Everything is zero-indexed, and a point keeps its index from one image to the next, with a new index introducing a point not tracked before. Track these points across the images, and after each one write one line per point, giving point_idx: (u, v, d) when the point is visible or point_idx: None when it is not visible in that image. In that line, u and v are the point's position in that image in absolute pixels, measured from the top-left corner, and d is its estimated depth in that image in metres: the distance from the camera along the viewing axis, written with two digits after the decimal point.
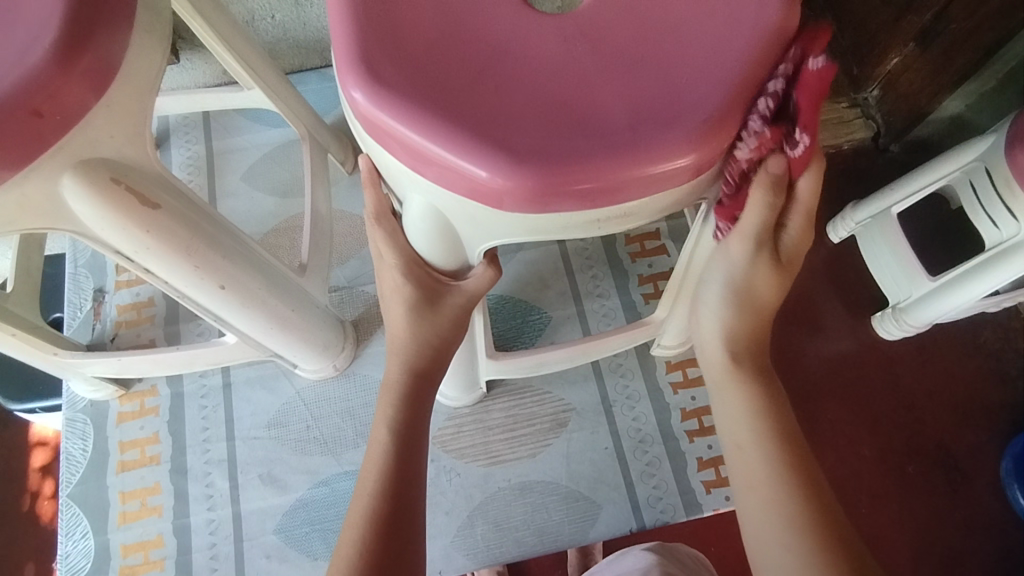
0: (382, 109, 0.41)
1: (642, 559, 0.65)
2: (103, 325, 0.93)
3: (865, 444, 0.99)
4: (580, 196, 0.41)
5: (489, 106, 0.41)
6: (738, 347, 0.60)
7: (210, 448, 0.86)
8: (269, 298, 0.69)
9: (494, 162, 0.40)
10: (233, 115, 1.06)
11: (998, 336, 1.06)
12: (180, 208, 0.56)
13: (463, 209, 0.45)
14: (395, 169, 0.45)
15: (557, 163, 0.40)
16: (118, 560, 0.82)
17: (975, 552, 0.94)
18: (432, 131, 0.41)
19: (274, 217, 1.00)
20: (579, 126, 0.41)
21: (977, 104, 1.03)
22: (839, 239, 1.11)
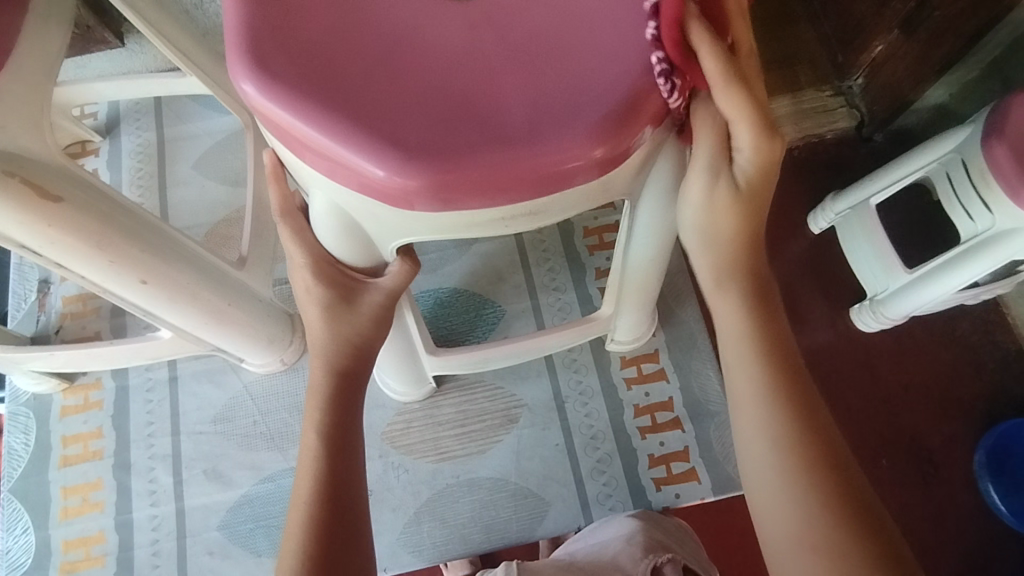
0: (274, 104, 0.39)
1: (627, 525, 0.70)
2: (48, 317, 0.91)
3: (841, 435, 0.99)
4: (480, 194, 0.39)
5: (383, 98, 0.39)
6: (721, 269, 0.52)
7: (154, 443, 0.85)
8: (200, 291, 0.67)
9: (388, 159, 0.38)
10: (186, 101, 1.03)
11: (975, 329, 1.04)
12: (88, 199, 0.53)
13: (364, 207, 0.43)
14: (296, 164, 0.43)
15: (455, 161, 0.38)
16: (59, 556, 0.80)
17: (945, 545, 0.93)
18: (324, 127, 0.39)
19: (224, 206, 0.97)
20: (475, 122, 0.39)
21: (960, 94, 1.00)
22: (819, 229, 1.08)
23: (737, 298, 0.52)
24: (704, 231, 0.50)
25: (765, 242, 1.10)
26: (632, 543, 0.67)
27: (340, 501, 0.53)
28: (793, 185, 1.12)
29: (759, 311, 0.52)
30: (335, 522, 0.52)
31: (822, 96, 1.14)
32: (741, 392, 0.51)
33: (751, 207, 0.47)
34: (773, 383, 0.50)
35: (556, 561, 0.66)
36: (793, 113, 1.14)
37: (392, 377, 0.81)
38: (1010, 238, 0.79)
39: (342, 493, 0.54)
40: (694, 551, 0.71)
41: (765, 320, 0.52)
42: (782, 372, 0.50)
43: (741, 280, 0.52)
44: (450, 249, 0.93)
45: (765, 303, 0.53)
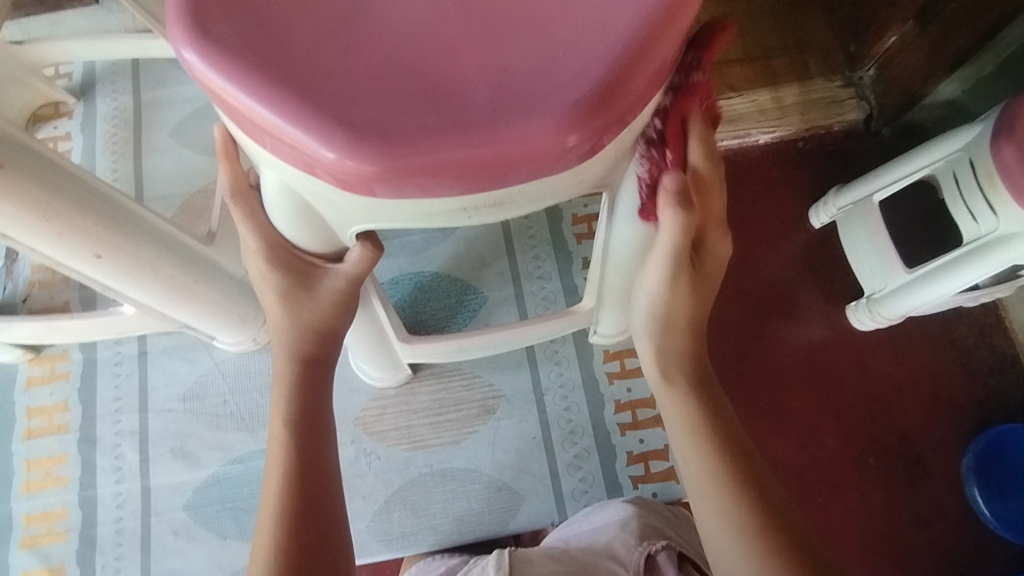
0: (216, 73, 0.36)
1: (622, 511, 0.68)
2: (16, 285, 0.88)
3: (829, 434, 0.96)
4: (439, 181, 0.36)
5: (333, 71, 0.35)
6: (666, 361, 0.57)
7: (121, 419, 0.83)
8: (163, 267, 0.64)
9: (339, 140, 0.35)
10: (164, 64, 0.99)
11: (973, 332, 1.01)
12: (32, 166, 0.50)
13: (318, 189, 0.40)
14: (246, 140, 0.40)
15: (409, 144, 0.35)
16: (20, 530, 0.79)
17: (928, 547, 0.91)
18: (270, 102, 0.35)
19: (201, 177, 0.93)
20: (432, 102, 0.35)
21: (973, 90, 0.95)
22: (821, 224, 1.05)
23: (679, 390, 0.56)
24: (654, 331, 0.57)
25: (761, 237, 1.06)
26: (626, 531, 0.65)
27: (297, 496, 0.51)
28: (794, 178, 1.09)
29: (699, 392, 0.56)
30: (291, 516, 0.50)
31: (831, 86, 1.10)
32: (695, 475, 0.53)
33: (690, 324, 0.56)
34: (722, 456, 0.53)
35: (550, 549, 0.64)
36: (801, 102, 1.10)
37: (366, 362, 0.79)
38: (1016, 241, 0.76)
39: (300, 487, 0.51)
40: (686, 535, 0.71)
41: (705, 396, 0.56)
42: (725, 448, 0.54)
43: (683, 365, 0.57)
44: (433, 232, 0.90)
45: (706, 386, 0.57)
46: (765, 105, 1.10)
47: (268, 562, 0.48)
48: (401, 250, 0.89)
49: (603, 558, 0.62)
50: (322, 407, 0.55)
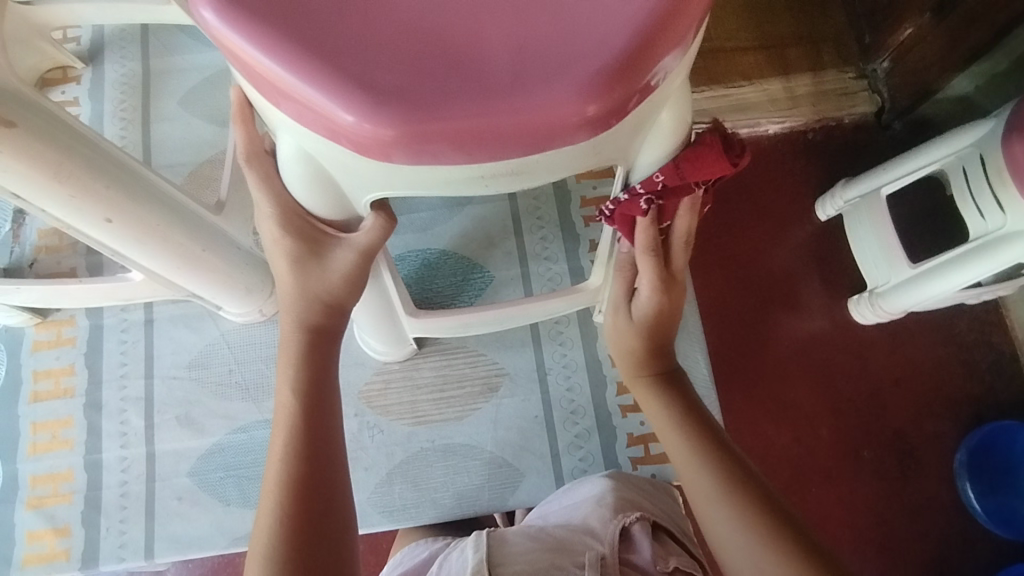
0: (236, 34, 0.36)
1: (598, 486, 0.68)
2: (22, 249, 0.88)
3: (824, 426, 0.97)
4: (457, 149, 0.36)
5: (354, 34, 0.35)
6: (631, 367, 0.64)
7: (127, 385, 0.83)
8: (172, 234, 0.64)
9: (357, 103, 0.35)
10: (174, 32, 0.98)
11: (974, 329, 1.01)
12: (43, 124, 0.50)
13: (335, 155, 0.40)
14: (262, 104, 0.40)
15: (428, 110, 0.35)
16: (27, 490, 0.80)
17: (916, 540, 0.93)
18: (288, 64, 0.35)
19: (210, 147, 0.93)
20: (452, 68, 0.35)
21: (987, 87, 0.94)
22: (827, 216, 1.05)
23: (644, 385, 0.63)
24: (616, 349, 0.65)
25: (768, 226, 1.06)
26: (602, 505, 0.65)
27: (305, 463, 0.51)
28: (804, 168, 1.08)
29: (663, 388, 0.62)
30: (298, 482, 0.51)
31: (844, 78, 1.09)
32: (676, 455, 0.58)
33: (648, 332, 0.62)
34: (695, 440, 0.58)
35: (525, 528, 0.64)
36: (812, 93, 1.09)
37: (372, 336, 0.79)
38: (1022, 239, 0.76)
39: (308, 454, 0.52)
40: (664, 506, 0.71)
41: (672, 391, 0.62)
42: (697, 432, 0.59)
43: (645, 368, 0.63)
44: (441, 210, 0.90)
45: (672, 381, 0.63)
46: (776, 95, 1.09)
47: (275, 525, 0.49)
48: (408, 227, 0.89)
49: (578, 532, 0.62)
50: (331, 377, 0.56)
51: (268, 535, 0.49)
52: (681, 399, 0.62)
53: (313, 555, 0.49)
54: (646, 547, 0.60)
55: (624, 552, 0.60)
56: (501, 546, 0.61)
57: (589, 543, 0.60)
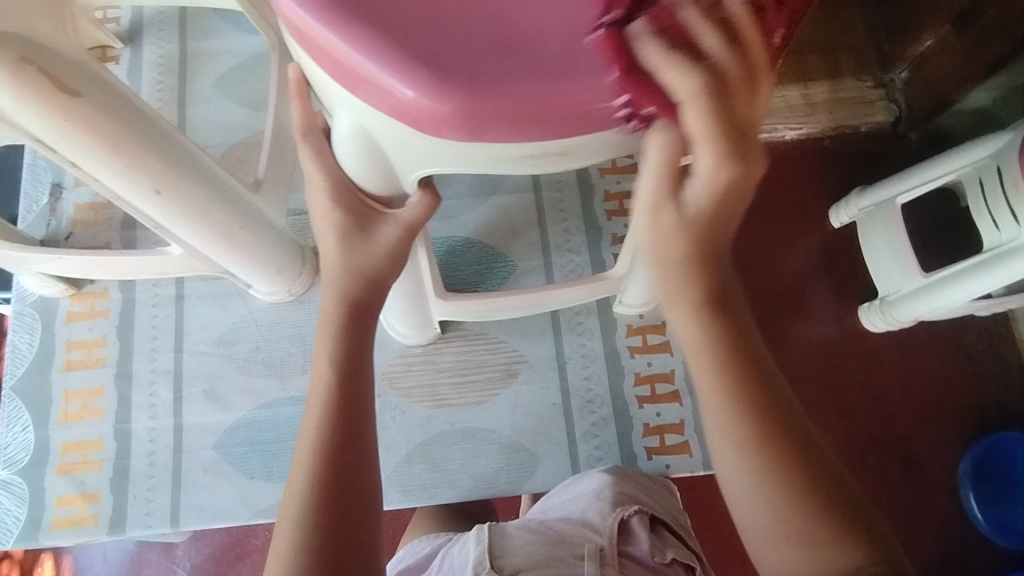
0: (306, 10, 0.37)
1: (597, 481, 0.71)
2: (59, 222, 0.90)
3: (830, 429, 0.99)
4: (513, 127, 0.39)
5: (417, 14, 0.37)
6: (668, 284, 0.46)
7: (157, 358, 0.86)
8: (212, 210, 0.65)
9: (422, 80, 0.37)
10: (211, 16, 0.99)
11: (983, 340, 1.03)
12: (103, 96, 0.51)
13: (393, 133, 0.42)
14: (323, 80, 0.41)
15: (485, 88, 0.37)
16: (56, 456, 0.82)
17: (917, 546, 0.94)
18: (357, 41, 0.37)
19: (243, 129, 0.95)
20: (510, 49, 0.37)
21: (1004, 100, 0.94)
22: (839, 225, 1.06)
23: (686, 311, 0.46)
24: (649, 249, 0.46)
25: (782, 229, 1.08)
26: (601, 499, 0.68)
27: (340, 432, 0.53)
28: (819, 174, 1.10)
29: (710, 314, 0.46)
30: (332, 450, 0.52)
31: (862, 86, 1.10)
32: (709, 409, 0.48)
33: (702, 231, 0.43)
34: (747, 400, 0.46)
35: (525, 521, 0.67)
36: (829, 100, 1.11)
37: (398, 319, 0.81)
38: None
39: (343, 423, 0.53)
40: (662, 500, 0.74)
41: (724, 321, 0.47)
42: (746, 389, 0.47)
43: (692, 288, 0.46)
44: (468, 199, 0.92)
45: (722, 302, 0.47)
46: (794, 101, 1.11)
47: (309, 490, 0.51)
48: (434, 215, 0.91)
49: (578, 525, 0.65)
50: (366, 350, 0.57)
51: (303, 499, 0.51)
52: (733, 336, 0.47)
53: (344, 521, 0.51)
54: (643, 539, 0.63)
55: (623, 543, 0.63)
56: (502, 538, 0.63)
57: (590, 536, 0.63)
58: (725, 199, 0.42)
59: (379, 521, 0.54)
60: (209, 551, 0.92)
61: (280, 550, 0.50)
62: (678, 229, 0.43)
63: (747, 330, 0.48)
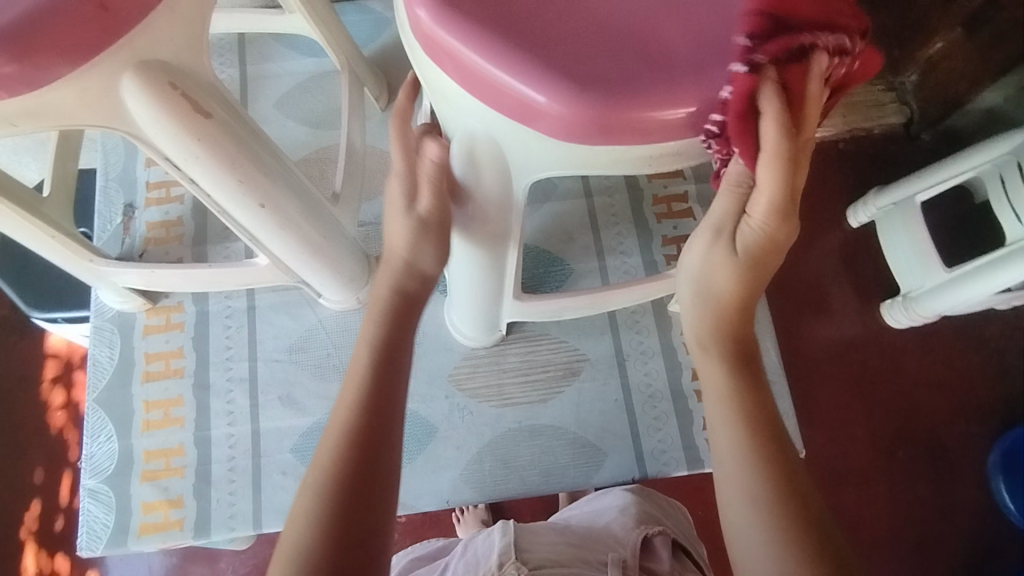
0: (448, 30, 0.42)
1: (622, 498, 0.73)
2: (133, 240, 0.94)
3: (860, 425, 1.02)
4: (637, 128, 0.42)
5: (548, 28, 0.42)
6: (704, 332, 0.53)
7: (232, 367, 0.89)
8: (303, 224, 0.69)
9: (556, 87, 0.41)
10: (268, 40, 1.04)
11: (1004, 333, 1.07)
12: (227, 118, 0.55)
13: (520, 136, 0.46)
14: (451, 93, 0.46)
15: (606, 89, 0.41)
16: (141, 464, 0.85)
17: (952, 537, 0.97)
18: (495, 54, 0.41)
19: (306, 147, 0.99)
20: (627, 57, 0.41)
21: (1016, 98, 0.99)
22: (858, 223, 1.10)
23: (717, 361, 0.52)
24: (701, 286, 0.54)
25: (805, 228, 1.11)
26: (625, 513, 0.69)
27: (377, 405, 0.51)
28: (835, 177, 1.14)
29: (738, 366, 0.51)
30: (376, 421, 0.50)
31: (875, 90, 1.15)
32: (721, 452, 0.49)
33: (751, 275, 0.50)
34: (756, 435, 0.48)
35: (552, 525, 0.67)
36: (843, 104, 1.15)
37: (466, 322, 0.85)
38: None
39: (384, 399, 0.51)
40: (680, 526, 0.74)
41: (745, 371, 0.51)
42: (762, 429, 0.48)
43: (722, 337, 0.52)
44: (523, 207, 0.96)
45: (744, 361, 0.52)
46: None
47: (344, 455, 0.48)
48: None
49: (601, 533, 0.66)
50: (412, 334, 0.56)
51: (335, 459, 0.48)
52: (748, 387, 0.50)
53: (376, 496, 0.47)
54: (665, 558, 0.63)
55: (645, 560, 0.63)
56: (531, 535, 0.62)
57: (612, 545, 0.63)
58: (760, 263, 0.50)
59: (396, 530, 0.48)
60: (254, 563, 0.95)
61: (297, 517, 0.46)
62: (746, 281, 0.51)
63: (762, 387, 0.51)
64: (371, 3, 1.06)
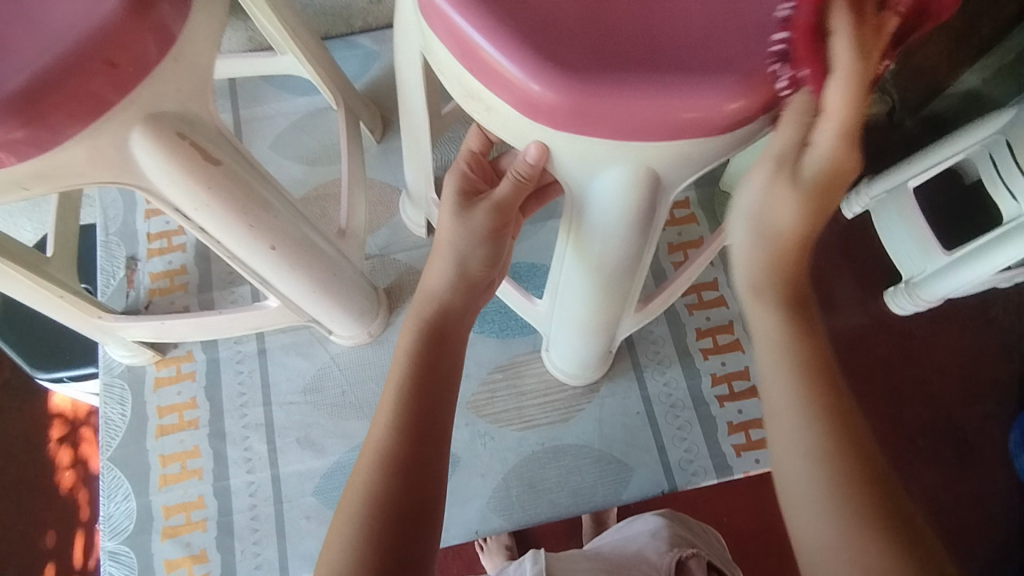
0: (497, 50, 0.43)
1: (653, 521, 0.68)
2: (137, 293, 0.93)
3: (878, 416, 1.01)
4: (691, 128, 0.43)
5: (598, 37, 0.43)
6: (761, 277, 0.48)
7: (247, 413, 0.88)
8: (314, 263, 0.68)
9: (613, 96, 0.42)
10: (260, 83, 1.05)
11: (1011, 313, 1.07)
12: (234, 165, 0.55)
13: (568, 146, 0.47)
14: (499, 111, 0.47)
15: (664, 88, 0.42)
16: (161, 521, 0.83)
17: (984, 521, 0.96)
18: (549, 70, 0.42)
19: (304, 184, 0.99)
20: (679, 54, 0.43)
21: (994, 79, 1.02)
22: (852, 214, 1.10)
23: (774, 308, 0.48)
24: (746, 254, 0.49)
25: None
26: (657, 538, 0.65)
27: (410, 448, 0.51)
28: None
29: (795, 318, 0.48)
30: (401, 461, 0.50)
31: None
32: (776, 410, 0.46)
33: (817, 204, 0.45)
34: (821, 400, 0.45)
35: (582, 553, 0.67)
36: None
37: (565, 362, 0.84)
38: None
39: (413, 439, 0.51)
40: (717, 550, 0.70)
41: (803, 324, 0.48)
42: (825, 390, 0.45)
43: (776, 285, 0.48)
44: (528, 227, 0.97)
45: (804, 313, 0.48)
46: None
47: (369, 499, 0.48)
48: None
49: (634, 560, 0.64)
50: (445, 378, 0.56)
51: (365, 502, 0.48)
52: (810, 344, 0.47)
53: (410, 537, 0.47)
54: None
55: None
56: (562, 562, 0.63)
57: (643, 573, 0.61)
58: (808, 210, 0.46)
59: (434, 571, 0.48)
60: None
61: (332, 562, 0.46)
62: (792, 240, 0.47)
63: (823, 347, 0.48)
64: (359, 39, 1.07)
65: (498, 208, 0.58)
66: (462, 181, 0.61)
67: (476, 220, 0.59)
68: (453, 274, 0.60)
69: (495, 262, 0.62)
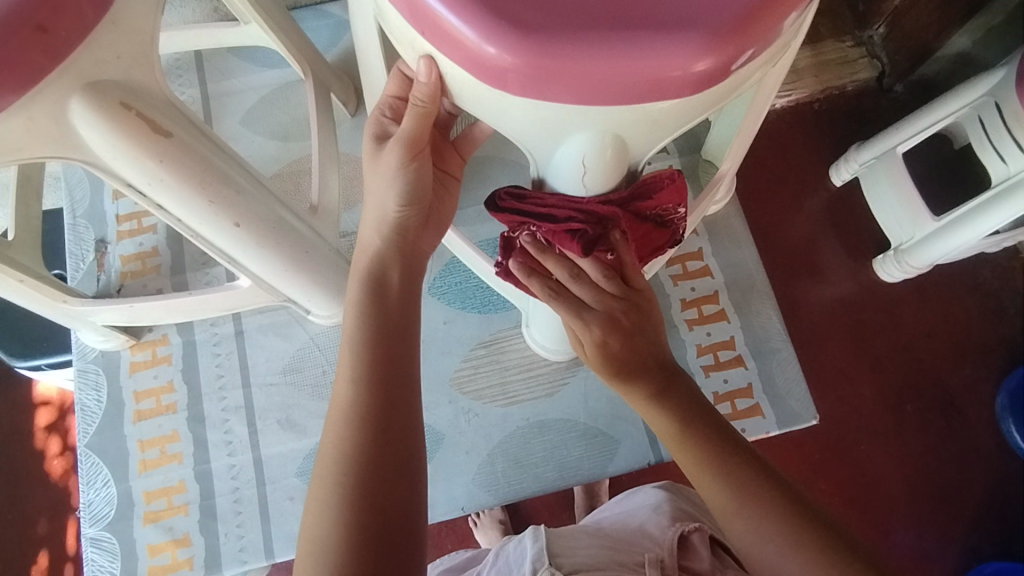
0: (449, 15, 0.40)
1: (654, 496, 0.68)
2: (108, 277, 0.91)
3: (866, 383, 1.00)
4: (643, 91, 0.41)
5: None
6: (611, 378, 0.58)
7: (226, 396, 0.86)
8: (283, 239, 0.66)
9: (555, 55, 0.39)
10: (226, 55, 1.01)
11: (998, 277, 1.06)
12: (188, 135, 0.53)
13: (530, 116, 0.44)
14: (458, 83, 0.45)
15: (621, 45, 0.39)
16: (142, 506, 0.82)
17: (970, 484, 0.96)
18: (498, 33, 0.39)
19: (278, 161, 0.96)
20: (641, 11, 0.40)
21: (983, 41, 1.00)
22: (842, 181, 1.08)
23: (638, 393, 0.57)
24: (604, 375, 0.58)
25: (792, 193, 1.10)
26: (659, 513, 0.64)
27: (376, 401, 0.50)
28: (814, 136, 1.12)
29: (661, 398, 0.56)
30: (377, 428, 0.49)
31: (843, 46, 1.13)
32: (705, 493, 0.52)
33: (620, 365, 0.57)
34: (700, 455, 0.53)
35: (582, 528, 0.64)
36: (813, 65, 1.13)
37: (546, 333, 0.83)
38: None
39: (379, 391, 0.50)
40: (719, 523, 0.69)
41: (667, 394, 0.56)
42: (710, 438, 0.54)
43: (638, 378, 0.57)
44: None
45: (668, 386, 0.57)
46: None
47: (344, 460, 0.47)
48: (480, 218, 0.93)
49: (637, 533, 0.62)
50: (407, 334, 0.55)
51: (340, 463, 0.47)
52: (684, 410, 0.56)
53: (387, 491, 0.47)
54: (705, 556, 0.58)
55: (683, 558, 0.58)
56: (563, 540, 0.59)
57: (645, 547, 0.59)
58: (630, 341, 0.57)
59: (421, 521, 0.47)
60: None
61: (311, 527, 0.46)
62: (610, 364, 0.57)
63: (696, 403, 0.56)
64: (331, 6, 1.03)
65: (406, 144, 0.53)
66: (377, 124, 0.57)
67: (387, 160, 0.55)
68: (376, 222, 0.57)
69: (418, 204, 0.57)
